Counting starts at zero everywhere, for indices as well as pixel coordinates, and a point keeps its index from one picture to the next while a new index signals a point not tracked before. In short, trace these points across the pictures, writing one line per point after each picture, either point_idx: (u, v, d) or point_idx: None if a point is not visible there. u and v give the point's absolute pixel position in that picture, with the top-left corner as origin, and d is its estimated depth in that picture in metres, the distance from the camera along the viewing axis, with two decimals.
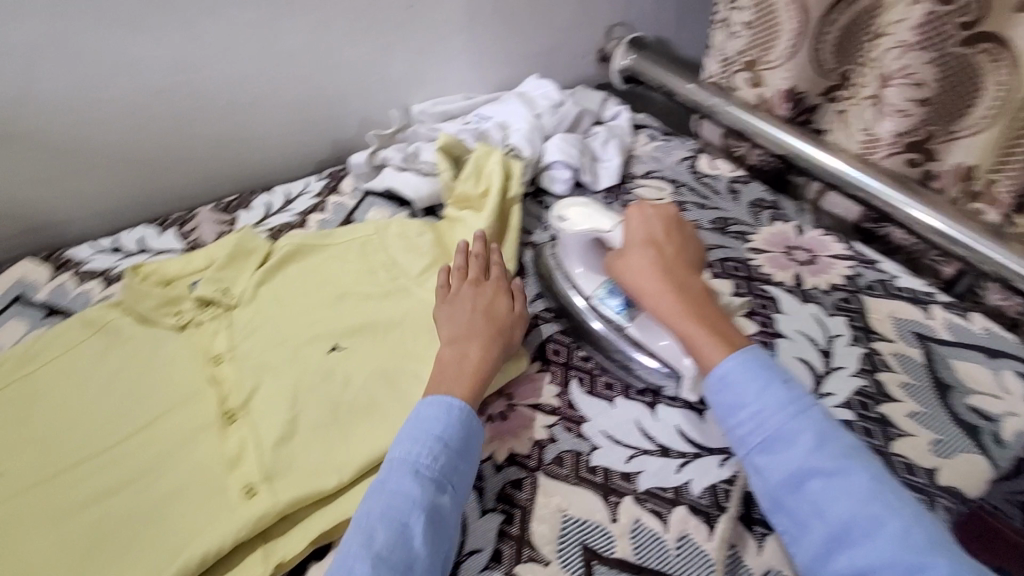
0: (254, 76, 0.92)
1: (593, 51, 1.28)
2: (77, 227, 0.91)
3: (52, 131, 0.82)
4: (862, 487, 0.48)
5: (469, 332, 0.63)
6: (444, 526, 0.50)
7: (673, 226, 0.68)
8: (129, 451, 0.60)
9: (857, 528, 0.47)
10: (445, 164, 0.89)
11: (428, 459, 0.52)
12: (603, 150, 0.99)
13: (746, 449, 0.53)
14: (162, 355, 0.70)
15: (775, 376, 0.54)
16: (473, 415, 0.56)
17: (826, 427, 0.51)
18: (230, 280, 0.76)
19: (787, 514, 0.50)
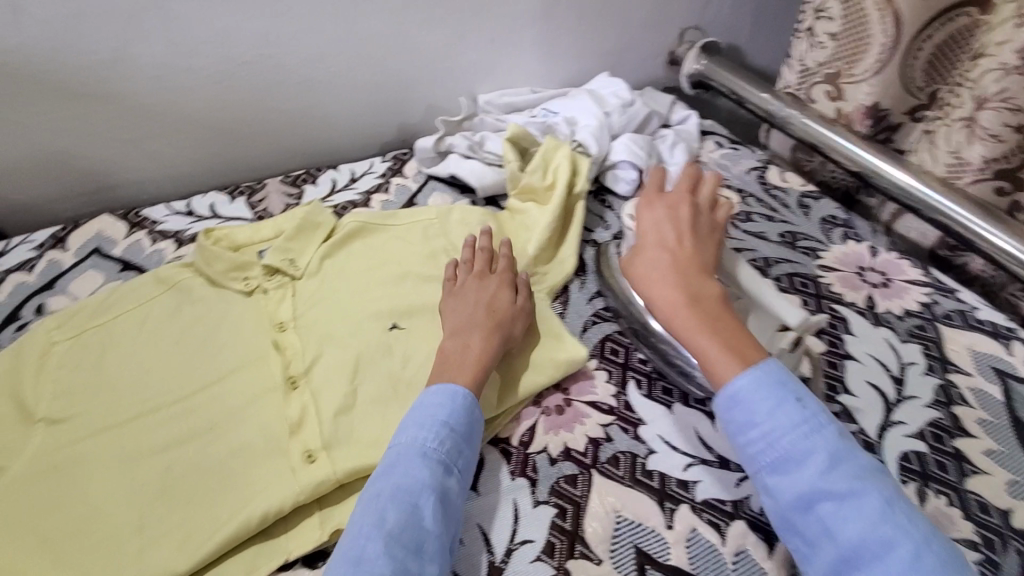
0: (332, 55, 0.93)
1: (664, 53, 1.26)
2: (153, 189, 0.95)
3: (141, 94, 0.85)
4: (874, 509, 0.44)
5: (468, 324, 0.63)
6: (452, 508, 0.50)
7: (692, 222, 0.64)
8: (196, 406, 0.62)
9: (868, 552, 0.43)
10: (512, 154, 0.89)
11: (434, 443, 0.52)
12: (670, 153, 0.97)
13: (756, 468, 0.49)
14: (229, 317, 0.72)
15: (792, 389, 0.50)
16: (468, 400, 0.55)
17: (839, 444, 0.47)
18: (296, 251, 0.78)
19: (796, 535, 0.47)
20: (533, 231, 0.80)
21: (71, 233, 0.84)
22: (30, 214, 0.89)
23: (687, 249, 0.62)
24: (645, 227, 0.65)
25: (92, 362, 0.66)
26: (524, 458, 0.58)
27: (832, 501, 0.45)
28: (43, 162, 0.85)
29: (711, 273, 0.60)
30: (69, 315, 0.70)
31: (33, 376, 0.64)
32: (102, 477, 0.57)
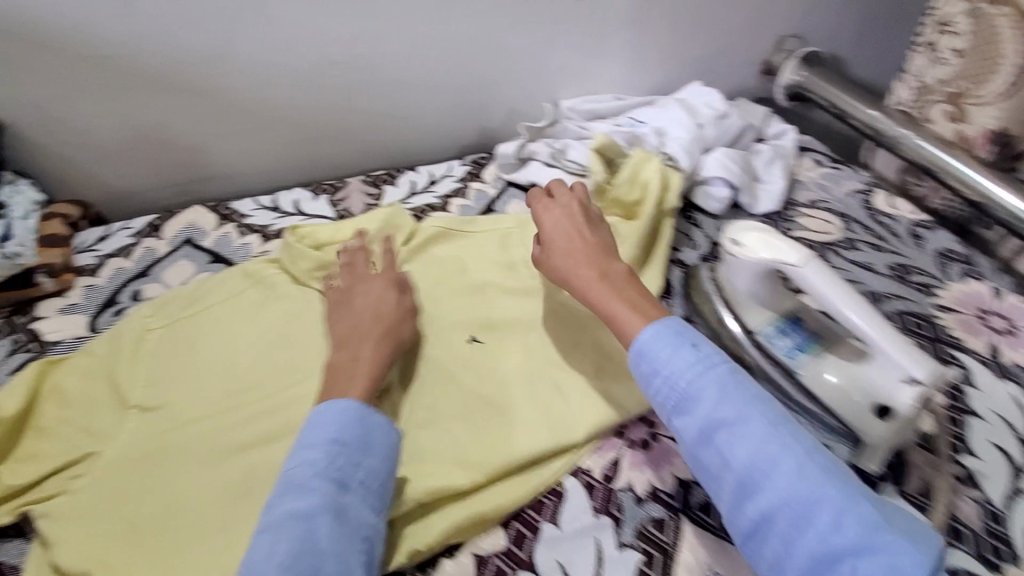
0: (420, 55, 0.92)
1: (759, 62, 1.18)
2: (243, 182, 0.97)
3: (238, 90, 0.87)
4: (761, 433, 0.48)
5: (359, 336, 0.63)
6: (358, 524, 0.49)
7: (587, 216, 0.69)
8: (277, 406, 0.63)
9: (758, 472, 0.47)
10: (598, 164, 0.85)
11: (324, 462, 0.50)
12: (765, 171, 0.91)
13: (662, 412, 0.53)
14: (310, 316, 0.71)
15: (688, 336, 0.53)
16: (363, 407, 0.54)
17: (728, 377, 0.51)
18: None
19: (703, 471, 0.50)
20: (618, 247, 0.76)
21: (166, 222, 0.87)
22: (128, 201, 0.93)
23: (589, 235, 0.67)
24: (547, 227, 0.69)
25: (180, 352, 0.68)
26: (608, 494, 0.57)
27: (726, 431, 0.49)
28: (143, 153, 0.89)
29: (615, 252, 0.66)
30: (160, 306, 0.72)
31: (126, 364, 0.65)
32: (187, 472, 0.58)
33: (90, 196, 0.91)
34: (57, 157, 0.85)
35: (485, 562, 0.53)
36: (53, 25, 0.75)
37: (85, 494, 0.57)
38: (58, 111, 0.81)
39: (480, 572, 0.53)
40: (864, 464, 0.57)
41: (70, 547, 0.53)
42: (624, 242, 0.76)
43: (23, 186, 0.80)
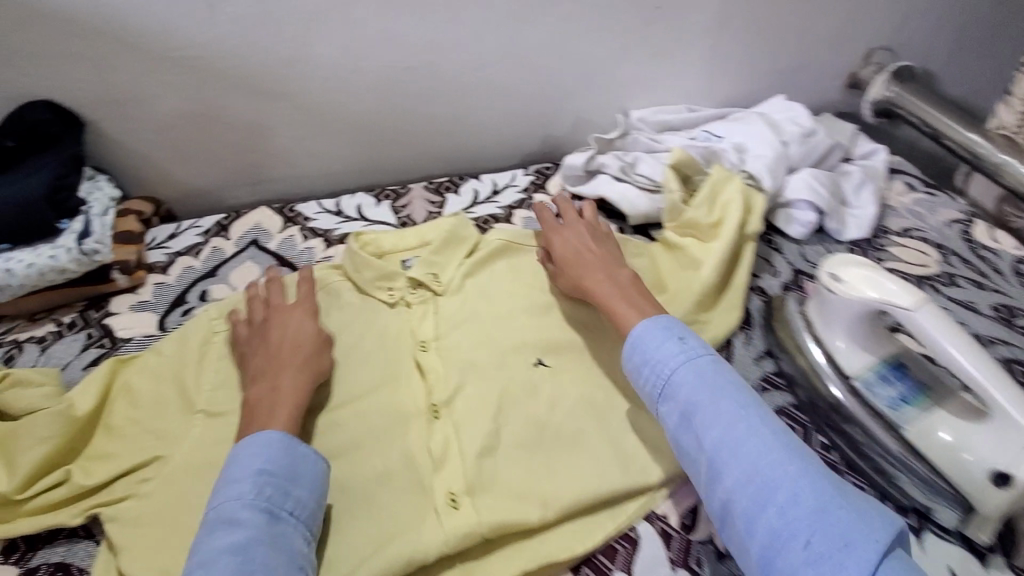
0: (491, 63, 0.90)
1: (844, 75, 1.11)
2: (308, 184, 0.98)
3: (311, 93, 0.87)
4: (731, 413, 0.51)
5: (274, 367, 0.61)
6: (292, 552, 0.48)
7: (595, 228, 0.74)
8: (343, 421, 0.62)
9: (725, 450, 0.50)
10: (673, 181, 0.81)
11: (252, 493, 0.49)
12: (854, 195, 0.85)
13: (651, 399, 0.57)
14: (374, 329, 0.70)
15: (676, 330, 0.58)
16: (288, 440, 0.53)
17: (708, 366, 0.55)
18: (441, 265, 0.74)
19: (683, 453, 0.53)
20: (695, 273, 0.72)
21: (233, 222, 0.88)
22: (197, 199, 0.94)
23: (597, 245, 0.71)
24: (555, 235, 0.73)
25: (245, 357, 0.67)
26: (687, 546, 0.55)
27: (699, 412, 0.52)
28: (213, 152, 0.90)
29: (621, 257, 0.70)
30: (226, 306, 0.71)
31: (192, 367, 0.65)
32: None
33: (161, 192, 0.92)
34: (133, 154, 0.87)
35: None
36: (139, 26, 0.76)
37: (151, 498, 0.57)
38: (137, 110, 0.83)
39: None
40: (974, 534, 0.52)
41: (137, 554, 0.53)
42: (701, 267, 0.72)
43: (102, 181, 0.82)
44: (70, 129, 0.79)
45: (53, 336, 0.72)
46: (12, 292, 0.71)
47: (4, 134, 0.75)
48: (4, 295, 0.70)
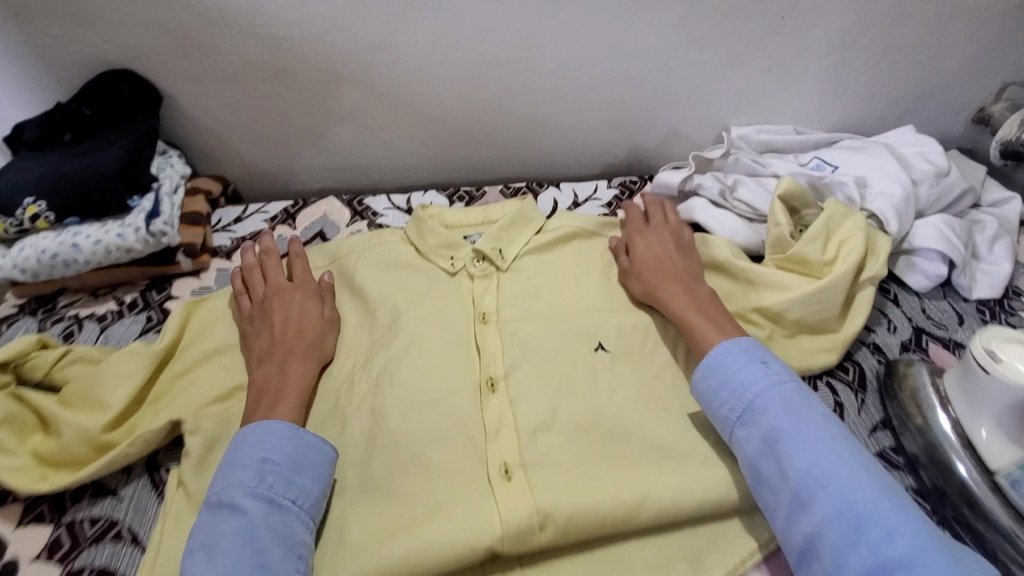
0: (587, 65, 0.83)
1: (971, 107, 0.99)
2: (379, 176, 0.93)
3: (393, 81, 0.82)
4: (821, 444, 0.46)
5: (279, 349, 0.59)
6: (291, 544, 0.46)
7: (679, 243, 0.70)
8: (398, 386, 0.60)
9: (815, 480, 0.45)
10: (782, 214, 0.71)
11: (254, 480, 0.47)
12: (988, 250, 0.75)
13: (727, 423, 0.52)
14: (440, 305, 0.68)
15: (759, 353, 0.54)
16: (294, 429, 0.51)
17: (794, 394, 0.50)
18: (506, 241, 0.73)
19: (762, 484, 0.48)
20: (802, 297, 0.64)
21: (301, 211, 0.84)
22: (264, 181, 0.91)
23: (677, 259, 0.68)
24: (641, 245, 0.70)
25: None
26: None
27: (783, 440, 0.47)
28: (285, 135, 0.86)
29: (701, 275, 0.67)
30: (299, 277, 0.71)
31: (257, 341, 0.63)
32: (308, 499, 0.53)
33: (230, 171, 0.89)
34: (207, 130, 0.83)
35: None
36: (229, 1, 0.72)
37: None
38: (215, 86, 0.79)
39: None
40: None
41: None
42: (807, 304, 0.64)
43: (174, 157, 0.78)
44: (148, 101, 0.76)
45: (112, 316, 0.69)
46: (77, 269, 0.67)
47: (86, 102, 0.75)
48: (70, 271, 0.67)
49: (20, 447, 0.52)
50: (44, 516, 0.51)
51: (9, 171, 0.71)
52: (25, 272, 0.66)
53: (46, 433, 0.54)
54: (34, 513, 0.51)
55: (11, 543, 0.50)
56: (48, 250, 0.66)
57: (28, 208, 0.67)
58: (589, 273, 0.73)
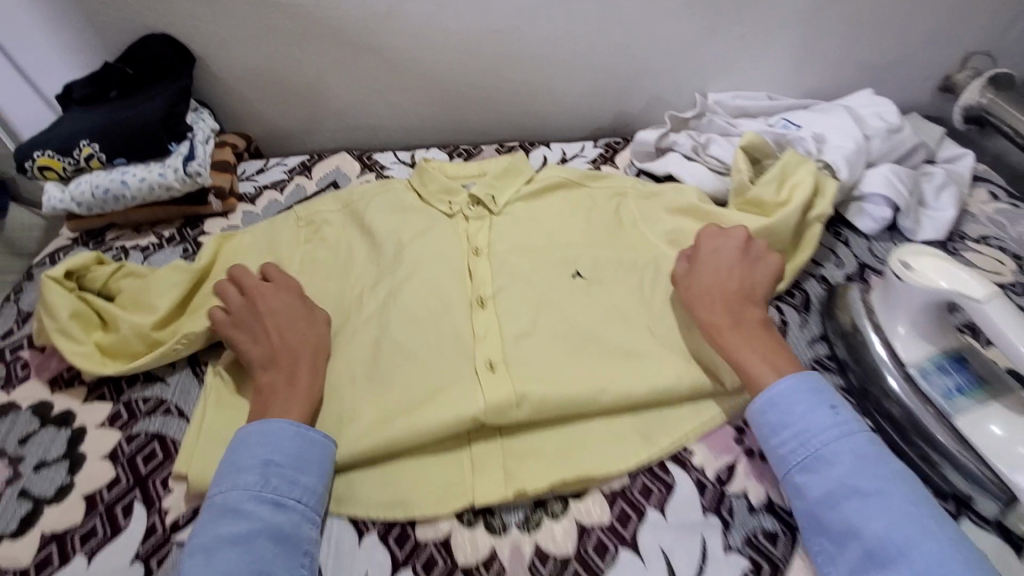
0: (575, 33, 0.92)
1: (938, 76, 1.06)
2: (386, 136, 1.03)
3: (399, 47, 0.91)
4: (899, 507, 0.46)
5: (278, 358, 0.59)
6: (297, 542, 0.48)
7: (745, 257, 0.64)
8: (397, 300, 0.69)
9: (893, 546, 0.44)
10: (743, 163, 0.80)
11: (258, 484, 0.49)
12: (935, 197, 0.83)
13: (786, 467, 0.51)
14: (435, 237, 0.76)
15: (826, 397, 0.53)
16: (297, 426, 0.53)
17: (864, 445, 0.50)
18: (500, 189, 0.80)
19: (823, 533, 0.48)
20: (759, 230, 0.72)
21: (316, 163, 0.93)
22: (284, 140, 1.01)
23: (739, 278, 0.62)
24: (701, 258, 0.65)
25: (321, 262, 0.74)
26: (719, 496, 0.55)
27: (856, 498, 0.47)
28: (302, 97, 0.96)
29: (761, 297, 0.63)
30: (314, 218, 0.78)
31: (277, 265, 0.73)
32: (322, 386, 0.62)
33: (253, 130, 0.99)
34: (234, 92, 0.94)
35: (586, 533, 0.52)
36: None
37: None
38: (241, 51, 0.89)
39: (580, 540, 0.52)
40: (1014, 523, 0.53)
41: None
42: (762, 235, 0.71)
43: (205, 115, 0.88)
44: (184, 63, 0.86)
45: (154, 247, 0.79)
46: (125, 204, 0.79)
47: (128, 63, 0.85)
48: (119, 205, 0.79)
49: (87, 338, 0.62)
50: (106, 395, 0.62)
51: (65, 120, 0.81)
52: (81, 205, 0.78)
53: (105, 330, 0.64)
54: (98, 393, 0.62)
55: (82, 414, 0.60)
56: (101, 186, 0.77)
57: (83, 149, 0.77)
58: (569, 208, 0.80)
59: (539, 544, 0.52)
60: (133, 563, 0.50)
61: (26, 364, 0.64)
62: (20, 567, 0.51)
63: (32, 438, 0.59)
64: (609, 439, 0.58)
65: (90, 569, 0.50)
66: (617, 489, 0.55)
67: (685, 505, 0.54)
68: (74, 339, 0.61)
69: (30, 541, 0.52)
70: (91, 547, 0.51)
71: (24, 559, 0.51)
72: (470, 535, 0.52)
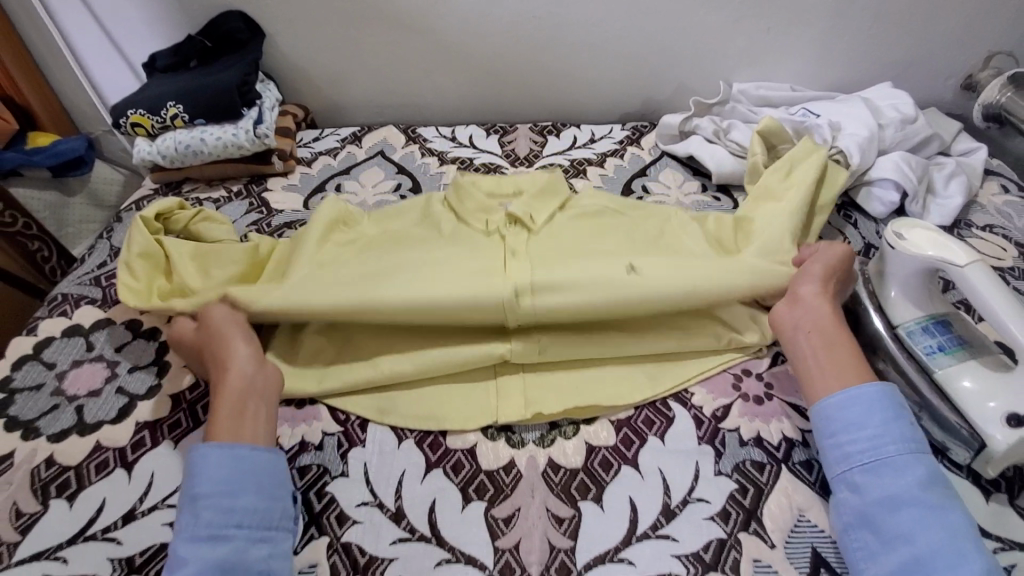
0: (606, 21, 0.99)
1: (960, 75, 1.09)
2: (427, 114, 1.11)
3: (444, 30, 0.99)
4: (958, 525, 0.47)
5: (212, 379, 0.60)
6: (250, 567, 0.48)
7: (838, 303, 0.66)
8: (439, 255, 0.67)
9: (944, 559, 0.46)
10: (759, 146, 0.86)
11: (192, 522, 0.48)
12: (944, 185, 0.88)
13: (849, 465, 0.53)
14: (468, 246, 0.70)
15: (906, 412, 0.54)
16: (228, 445, 0.52)
17: (935, 466, 0.51)
18: (537, 209, 0.76)
19: (872, 532, 0.50)
20: (778, 210, 0.73)
21: (366, 134, 1.02)
22: (336, 112, 1.11)
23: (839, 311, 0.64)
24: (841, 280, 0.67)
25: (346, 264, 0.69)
26: (714, 430, 0.61)
27: (916, 509, 0.49)
28: (354, 75, 1.05)
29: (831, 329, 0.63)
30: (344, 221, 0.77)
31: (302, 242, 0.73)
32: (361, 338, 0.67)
33: (310, 103, 1.09)
34: (295, 66, 1.04)
35: (593, 451, 0.60)
36: None
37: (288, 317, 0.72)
38: (303, 28, 0.99)
39: (587, 457, 0.59)
40: (981, 468, 0.58)
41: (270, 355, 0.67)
42: (778, 219, 0.72)
43: (271, 86, 0.98)
44: (255, 38, 0.96)
45: (224, 199, 0.90)
46: (202, 158, 0.89)
47: (207, 36, 0.96)
48: (196, 159, 0.90)
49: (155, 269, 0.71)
50: None
51: (153, 84, 0.93)
52: (165, 157, 0.89)
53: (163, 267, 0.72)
54: None
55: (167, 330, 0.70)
56: (184, 142, 0.88)
57: (170, 110, 0.89)
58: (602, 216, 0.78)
59: (551, 457, 0.59)
60: None
61: (119, 289, 0.75)
62: (117, 446, 0.60)
63: (125, 347, 0.69)
64: (619, 376, 0.65)
65: (175, 450, 0.59)
66: (623, 419, 0.63)
67: (683, 437, 0.61)
68: (132, 273, 0.70)
69: (126, 426, 0.61)
70: (176, 434, 0.60)
71: (121, 440, 0.60)
72: (492, 446, 0.61)
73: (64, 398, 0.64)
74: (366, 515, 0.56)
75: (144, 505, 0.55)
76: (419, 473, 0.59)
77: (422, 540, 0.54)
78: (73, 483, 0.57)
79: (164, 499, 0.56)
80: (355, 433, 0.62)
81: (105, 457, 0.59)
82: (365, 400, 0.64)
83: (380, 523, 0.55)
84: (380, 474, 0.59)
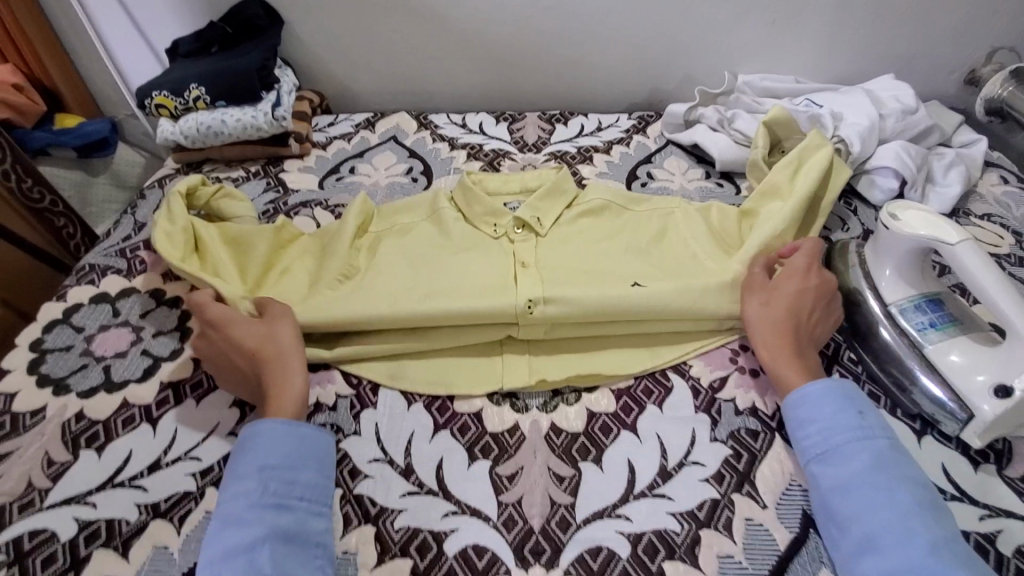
0: (613, 12, 1.01)
1: (963, 69, 1.11)
2: (439, 101, 1.14)
3: (455, 19, 1.02)
4: (904, 505, 0.48)
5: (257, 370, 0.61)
6: (307, 537, 0.50)
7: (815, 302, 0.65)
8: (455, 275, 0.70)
9: (893, 538, 0.47)
10: (763, 140, 0.88)
11: (257, 489, 0.50)
12: (943, 174, 0.90)
13: (806, 458, 0.55)
14: (481, 251, 0.73)
15: (855, 401, 0.55)
16: (293, 424, 0.55)
17: (884, 450, 0.52)
18: (545, 211, 0.77)
19: (831, 520, 0.51)
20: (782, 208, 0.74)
21: (379, 120, 1.05)
22: (350, 99, 1.14)
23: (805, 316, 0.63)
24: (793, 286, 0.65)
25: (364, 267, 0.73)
26: (711, 400, 0.64)
27: (863, 492, 0.50)
28: (368, 62, 1.08)
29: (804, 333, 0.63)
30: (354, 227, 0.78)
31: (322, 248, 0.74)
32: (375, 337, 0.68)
33: (325, 89, 1.12)
34: (311, 54, 1.07)
35: (594, 417, 0.62)
36: None
37: None
38: (319, 16, 1.02)
39: (588, 422, 0.62)
40: (969, 439, 0.60)
41: None
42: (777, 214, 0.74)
43: (288, 71, 1.01)
44: (273, 24, 1.00)
45: (243, 179, 0.93)
46: (222, 138, 0.93)
47: (228, 23, 1.00)
48: (218, 139, 0.93)
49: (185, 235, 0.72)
50: None
51: (176, 68, 0.97)
52: (188, 137, 0.93)
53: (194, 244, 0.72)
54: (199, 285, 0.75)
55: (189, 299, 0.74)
56: (206, 122, 0.92)
57: (193, 92, 0.92)
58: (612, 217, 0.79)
59: (554, 422, 0.62)
60: (231, 407, 0.62)
61: (143, 260, 0.78)
62: (143, 403, 0.63)
63: (150, 313, 0.72)
64: (620, 350, 0.68)
65: (198, 408, 0.62)
66: (623, 388, 0.65)
67: (680, 405, 0.63)
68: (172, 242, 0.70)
69: (150, 385, 0.65)
70: (198, 393, 0.64)
71: (146, 398, 0.63)
72: (497, 411, 0.63)
73: (93, 358, 0.67)
74: (377, 471, 0.59)
75: (169, 456, 0.59)
76: (428, 434, 0.61)
77: (430, 493, 0.57)
78: (102, 436, 0.60)
79: (187, 452, 0.59)
80: (367, 396, 0.65)
81: (131, 413, 0.62)
82: (376, 367, 0.67)
83: (390, 478, 0.58)
84: (391, 434, 0.62)
